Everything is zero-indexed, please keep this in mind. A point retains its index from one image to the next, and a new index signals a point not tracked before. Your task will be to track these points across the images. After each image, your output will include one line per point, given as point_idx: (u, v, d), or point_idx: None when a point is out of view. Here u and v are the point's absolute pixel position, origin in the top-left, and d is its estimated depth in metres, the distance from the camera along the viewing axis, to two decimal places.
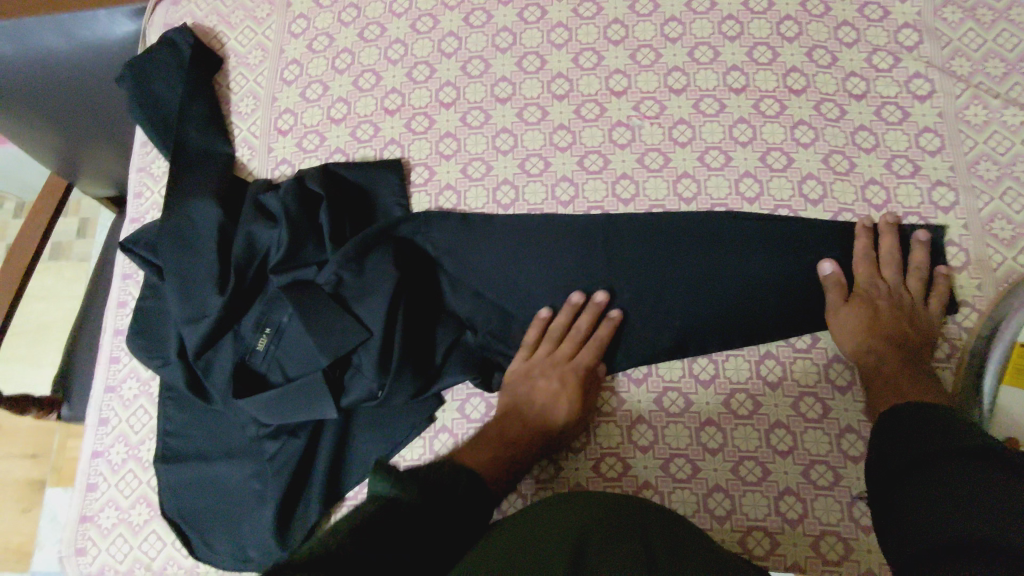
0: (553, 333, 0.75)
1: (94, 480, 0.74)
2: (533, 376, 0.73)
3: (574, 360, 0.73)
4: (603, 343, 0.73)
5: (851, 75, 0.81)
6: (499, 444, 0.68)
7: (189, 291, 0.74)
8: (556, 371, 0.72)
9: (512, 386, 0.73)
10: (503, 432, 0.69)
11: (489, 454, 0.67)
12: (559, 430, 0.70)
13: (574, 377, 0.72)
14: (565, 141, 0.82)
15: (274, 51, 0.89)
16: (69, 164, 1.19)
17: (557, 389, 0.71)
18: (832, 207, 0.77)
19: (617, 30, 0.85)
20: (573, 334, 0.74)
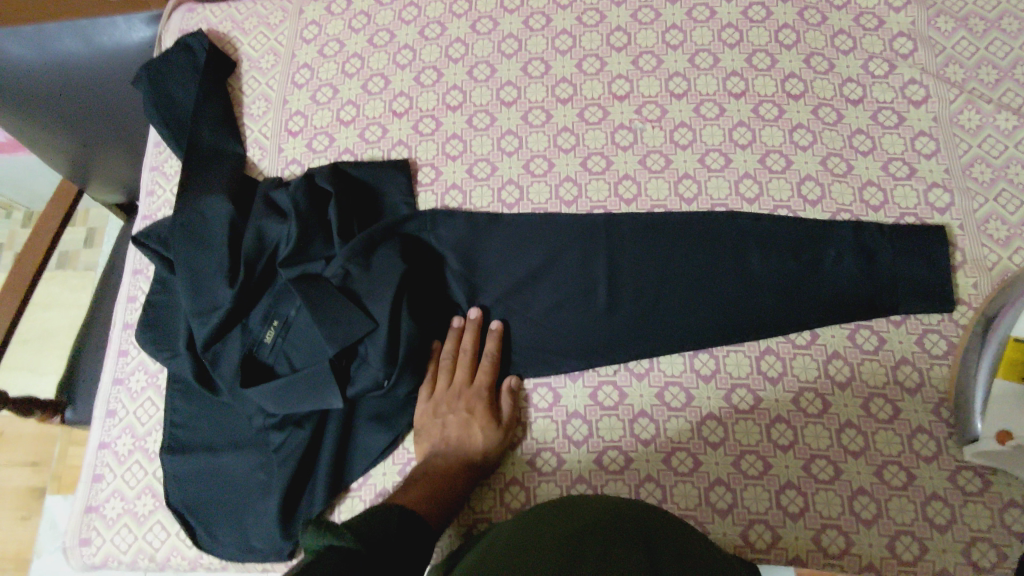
0: (444, 363, 0.75)
1: (100, 470, 0.75)
2: (438, 411, 0.72)
3: (474, 385, 0.73)
4: (494, 362, 0.74)
5: (847, 81, 0.83)
6: (433, 479, 0.67)
7: (200, 284, 0.75)
8: (458, 403, 0.72)
9: (423, 424, 0.72)
10: (427, 467, 0.68)
11: (422, 489, 0.65)
12: (480, 458, 0.70)
13: (479, 402, 0.72)
14: (569, 143, 0.84)
15: (286, 55, 0.91)
16: (81, 169, 1.22)
17: (466, 417, 0.71)
18: (831, 208, 0.78)
19: (620, 38, 0.88)
20: (461, 359, 0.74)
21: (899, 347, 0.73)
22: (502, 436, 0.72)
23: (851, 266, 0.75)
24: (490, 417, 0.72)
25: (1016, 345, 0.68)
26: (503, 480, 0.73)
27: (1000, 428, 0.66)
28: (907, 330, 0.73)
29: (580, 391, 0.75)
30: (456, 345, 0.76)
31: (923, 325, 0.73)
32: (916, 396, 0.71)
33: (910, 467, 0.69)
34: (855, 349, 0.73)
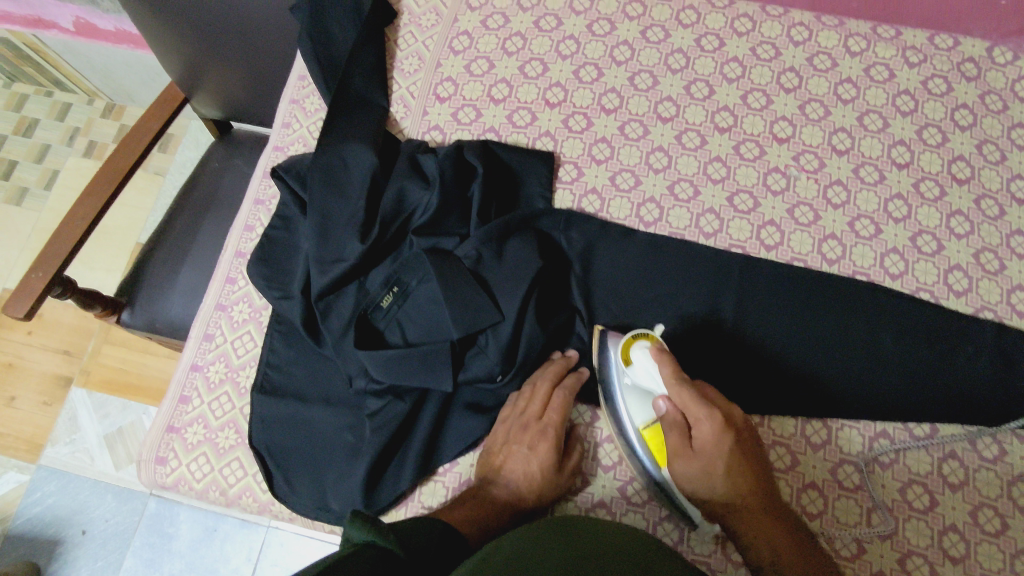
0: (524, 389, 0.70)
1: (187, 393, 0.74)
2: (500, 440, 0.69)
3: (543, 419, 0.68)
4: (567, 399, 0.68)
5: (1017, 177, 0.80)
6: (480, 506, 0.64)
7: (328, 232, 0.73)
8: (523, 436, 0.68)
9: (492, 446, 0.69)
10: (480, 493, 0.66)
11: (467, 512, 0.63)
12: (533, 497, 0.66)
13: (545, 440, 0.67)
14: (719, 174, 0.81)
15: (448, 19, 0.89)
16: (198, 78, 1.20)
17: (527, 453, 0.67)
18: (975, 303, 0.75)
19: (791, 78, 0.85)
20: (539, 390, 0.69)
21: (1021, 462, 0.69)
22: (560, 481, 0.67)
23: (986, 369, 0.72)
24: (554, 459, 0.67)
25: (653, 434, 0.65)
26: (590, 500, 0.70)
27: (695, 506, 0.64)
28: None
29: None
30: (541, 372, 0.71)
31: None
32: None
33: None
34: (974, 454, 0.70)
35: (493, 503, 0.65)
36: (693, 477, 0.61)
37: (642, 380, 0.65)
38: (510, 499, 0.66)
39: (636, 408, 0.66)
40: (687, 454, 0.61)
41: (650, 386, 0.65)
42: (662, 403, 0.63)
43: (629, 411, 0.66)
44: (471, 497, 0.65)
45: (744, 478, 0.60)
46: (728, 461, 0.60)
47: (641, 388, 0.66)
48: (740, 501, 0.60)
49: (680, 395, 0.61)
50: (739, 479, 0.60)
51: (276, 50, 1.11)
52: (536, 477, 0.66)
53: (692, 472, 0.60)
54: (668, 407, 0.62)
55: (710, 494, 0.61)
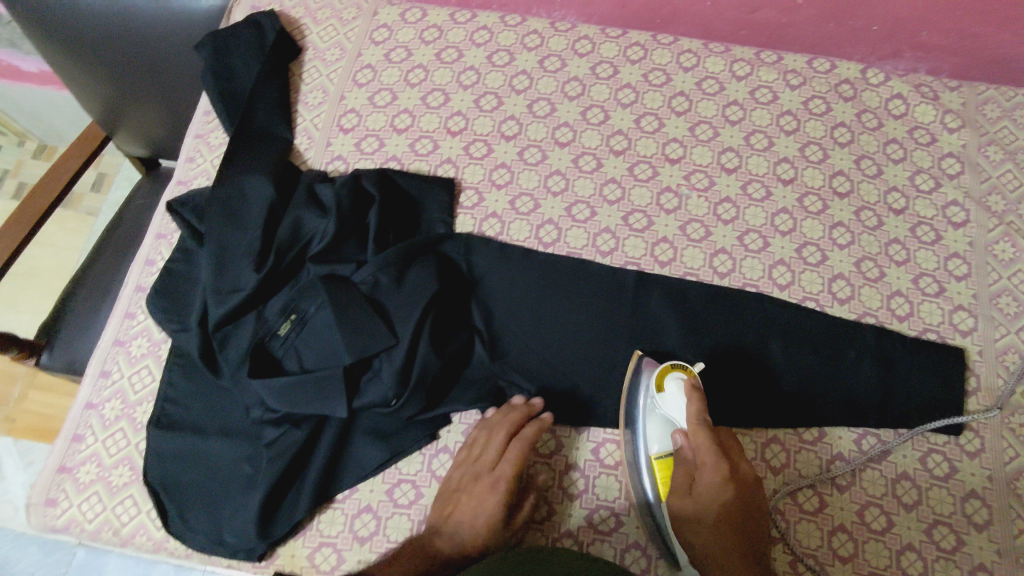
0: (483, 430, 0.70)
1: (81, 431, 0.73)
2: (453, 486, 0.69)
3: (496, 471, 0.68)
4: (524, 451, 0.68)
5: (893, 189, 0.85)
6: (417, 565, 0.64)
7: (224, 262, 0.74)
8: (475, 484, 0.68)
9: (444, 495, 0.68)
10: (422, 547, 0.65)
11: (398, 575, 0.62)
12: (475, 549, 0.65)
13: (493, 494, 0.66)
14: (614, 195, 0.84)
15: (352, 53, 0.91)
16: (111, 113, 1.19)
17: (475, 506, 0.66)
18: (858, 309, 0.79)
19: (682, 102, 0.89)
20: (496, 433, 0.69)
21: (903, 460, 0.73)
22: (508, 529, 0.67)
23: (868, 372, 0.76)
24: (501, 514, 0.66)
25: (664, 463, 0.69)
26: None
27: (680, 547, 0.67)
28: (911, 445, 0.73)
29: (583, 443, 0.74)
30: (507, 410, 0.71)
31: (930, 443, 0.73)
32: (911, 512, 0.71)
33: None
34: (860, 455, 0.73)
35: (431, 562, 0.64)
36: (685, 518, 0.65)
37: (667, 410, 0.70)
38: (455, 553, 0.65)
39: (655, 436, 0.70)
40: (689, 505, 0.65)
41: (671, 415, 0.70)
42: (680, 440, 0.68)
43: (647, 436, 0.71)
44: (410, 555, 0.65)
45: (732, 527, 0.63)
46: (723, 502, 0.63)
47: (662, 414, 0.70)
48: (727, 558, 0.62)
49: (698, 435, 0.65)
50: (733, 494, 0.63)
51: (190, 95, 1.11)
52: (480, 526, 0.65)
53: (689, 520, 0.64)
54: (683, 442, 0.67)
55: (712, 549, 0.63)
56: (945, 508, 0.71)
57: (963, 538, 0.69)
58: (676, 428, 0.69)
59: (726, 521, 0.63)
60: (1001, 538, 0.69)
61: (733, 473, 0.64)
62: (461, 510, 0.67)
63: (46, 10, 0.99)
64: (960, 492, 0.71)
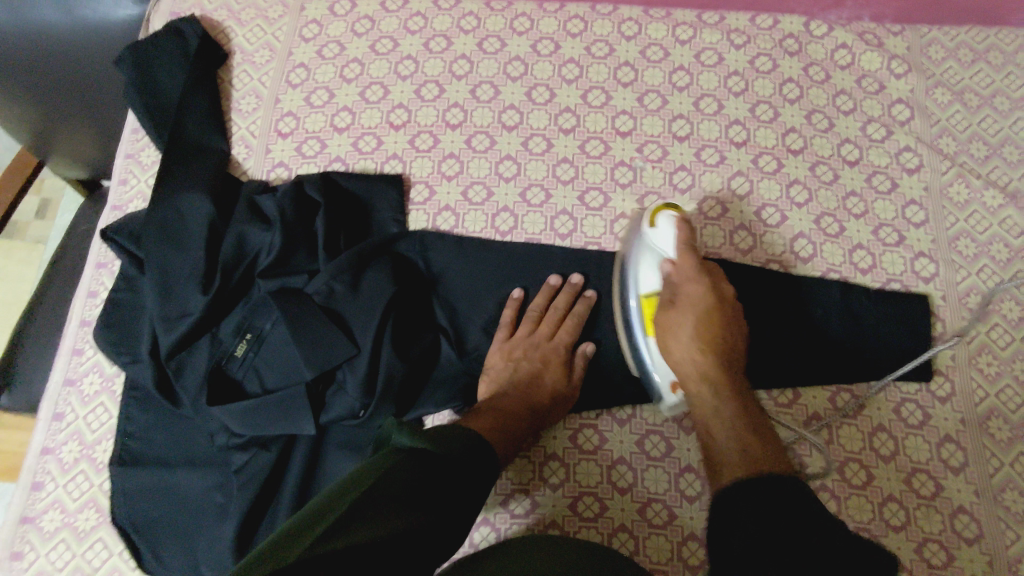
0: (531, 316, 0.75)
1: (39, 479, 0.70)
2: (516, 353, 0.72)
3: (554, 341, 0.73)
4: (577, 325, 0.73)
5: (846, 142, 0.84)
6: (495, 413, 0.66)
7: (170, 288, 0.71)
8: (539, 346, 0.72)
9: (493, 367, 0.72)
10: (489, 402, 0.68)
11: (490, 420, 0.65)
12: (541, 407, 0.69)
13: (556, 357, 0.72)
14: (568, 175, 0.82)
15: (282, 53, 0.87)
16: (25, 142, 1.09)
17: (540, 366, 0.71)
18: (821, 266, 0.79)
19: (627, 73, 0.87)
20: (551, 315, 0.74)
21: (877, 413, 0.73)
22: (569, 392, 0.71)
23: (835, 328, 0.76)
24: (564, 371, 0.72)
25: (649, 302, 0.68)
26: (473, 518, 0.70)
27: (668, 377, 0.67)
28: (885, 396, 0.74)
29: (560, 431, 0.73)
30: (548, 301, 0.76)
31: (903, 392, 0.74)
32: (888, 463, 0.71)
33: (878, 535, 0.69)
34: (836, 412, 0.73)
35: (503, 409, 0.66)
36: (673, 328, 0.64)
37: (659, 243, 0.69)
38: (527, 397, 0.68)
39: (648, 272, 0.69)
40: (676, 319, 0.64)
41: (660, 249, 0.69)
42: (668, 268, 0.67)
43: (639, 275, 0.70)
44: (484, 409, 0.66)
45: (716, 356, 0.62)
46: (706, 308, 0.64)
47: (654, 249, 0.70)
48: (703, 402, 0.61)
49: (688, 284, 0.66)
50: (713, 326, 0.63)
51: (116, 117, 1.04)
52: (545, 390, 0.69)
53: (677, 322, 0.64)
54: (670, 269, 0.67)
55: (690, 370, 0.63)
56: (920, 455, 0.71)
57: (941, 483, 0.70)
58: (661, 257, 0.69)
59: (716, 380, 0.62)
60: (978, 479, 0.71)
61: (715, 314, 0.64)
62: (527, 366, 0.71)
63: None
64: (934, 437, 0.72)
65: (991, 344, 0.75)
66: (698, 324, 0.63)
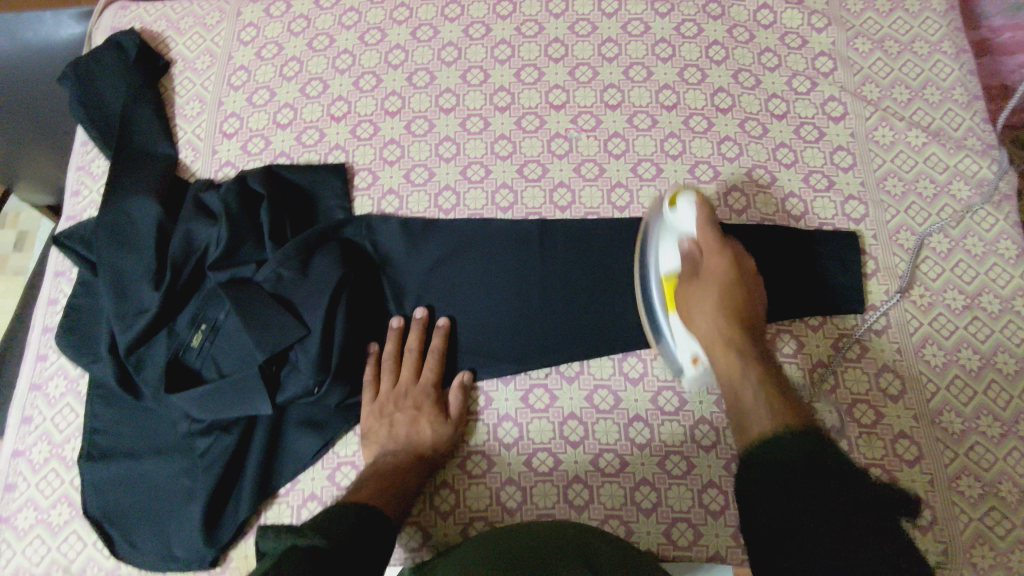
0: (389, 362, 0.75)
1: (12, 480, 0.72)
2: (386, 407, 0.73)
3: (420, 382, 0.74)
4: (440, 359, 0.75)
5: (772, 97, 0.87)
6: (382, 479, 0.67)
7: (125, 288, 0.74)
8: (409, 393, 0.73)
9: (370, 424, 0.72)
10: (378, 464, 0.69)
11: (379, 485, 0.66)
12: (429, 453, 0.71)
13: (427, 399, 0.73)
14: (506, 151, 0.85)
15: (223, 57, 0.90)
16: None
17: (414, 414, 0.72)
18: (754, 217, 0.81)
19: (557, 49, 0.90)
20: (408, 358, 0.75)
21: (814, 350, 0.76)
22: (451, 429, 0.72)
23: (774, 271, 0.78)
24: (438, 411, 0.73)
25: (669, 280, 0.69)
26: (432, 483, 0.73)
27: (693, 350, 0.68)
28: (823, 335, 0.77)
29: (512, 393, 0.76)
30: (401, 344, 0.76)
31: (839, 329, 0.77)
32: (828, 398, 0.74)
33: None
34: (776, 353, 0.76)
35: (392, 471, 0.68)
36: (695, 303, 0.66)
37: (680, 225, 0.69)
38: (410, 459, 0.69)
39: (669, 253, 0.69)
40: (697, 293, 0.66)
41: (682, 230, 0.69)
42: (688, 244, 0.68)
43: (660, 255, 0.70)
44: (371, 475, 0.67)
45: (738, 335, 0.63)
46: (728, 281, 0.66)
47: (673, 229, 0.70)
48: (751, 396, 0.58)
49: (707, 235, 0.67)
50: (733, 308, 0.65)
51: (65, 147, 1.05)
52: (427, 435, 0.71)
53: (701, 295, 0.66)
54: (691, 246, 0.68)
55: (710, 335, 0.64)
56: (858, 386, 0.74)
57: (881, 411, 0.73)
58: (683, 237, 0.69)
59: (735, 323, 0.64)
60: (916, 405, 0.73)
61: (734, 288, 0.66)
62: (401, 421, 0.71)
63: None
64: (871, 368, 0.75)
65: (923, 277, 0.78)
66: (728, 311, 0.64)
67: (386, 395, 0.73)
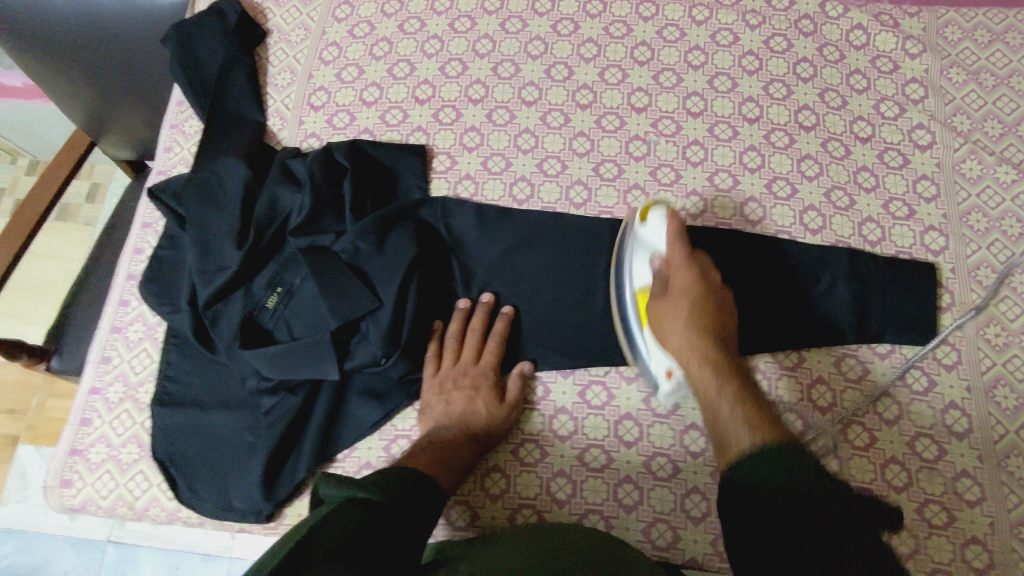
0: (451, 343, 0.77)
1: (88, 415, 0.76)
2: (445, 384, 0.74)
3: (479, 364, 0.75)
4: (501, 343, 0.76)
5: (858, 119, 0.86)
6: (435, 451, 0.68)
7: (209, 244, 0.76)
8: (467, 372, 0.74)
9: (429, 399, 0.74)
10: (432, 435, 0.70)
11: (431, 457, 0.67)
12: (482, 432, 0.71)
13: (483, 380, 0.74)
14: (584, 148, 0.86)
15: (317, 32, 0.93)
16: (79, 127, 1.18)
17: (469, 393, 0.73)
18: (830, 238, 0.81)
19: (644, 52, 0.90)
20: (470, 339, 0.76)
21: (880, 378, 0.75)
22: (506, 412, 0.73)
23: (844, 293, 0.78)
24: (494, 393, 0.74)
25: (643, 294, 0.72)
26: (485, 466, 0.74)
27: (666, 364, 0.69)
28: (891, 364, 0.75)
29: (570, 387, 0.76)
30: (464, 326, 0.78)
31: (909, 360, 0.75)
32: (892, 428, 0.73)
33: (881, 496, 0.71)
34: (840, 377, 0.75)
35: (445, 444, 0.69)
36: (665, 309, 0.68)
37: (649, 238, 0.73)
38: (463, 436, 0.70)
39: (642, 268, 0.72)
40: (666, 310, 0.68)
41: (655, 245, 0.72)
42: (658, 262, 0.71)
43: (633, 272, 0.73)
44: (424, 446, 0.69)
45: (708, 344, 0.65)
46: (698, 293, 0.67)
47: (646, 245, 0.73)
48: (716, 410, 0.61)
49: (676, 241, 0.70)
50: (704, 324, 0.66)
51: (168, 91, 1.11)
52: (481, 413, 0.72)
53: (670, 313, 0.68)
54: (662, 266, 0.71)
55: (682, 352, 0.66)
56: (924, 419, 0.73)
57: (944, 447, 0.72)
58: (653, 253, 0.72)
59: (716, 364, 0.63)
60: (982, 444, 0.72)
61: (704, 296, 0.67)
62: (458, 399, 0.73)
63: (26, 26, 1.00)
64: (939, 403, 0.74)
65: (1000, 316, 0.77)
66: (694, 321, 0.66)
67: (446, 373, 0.75)
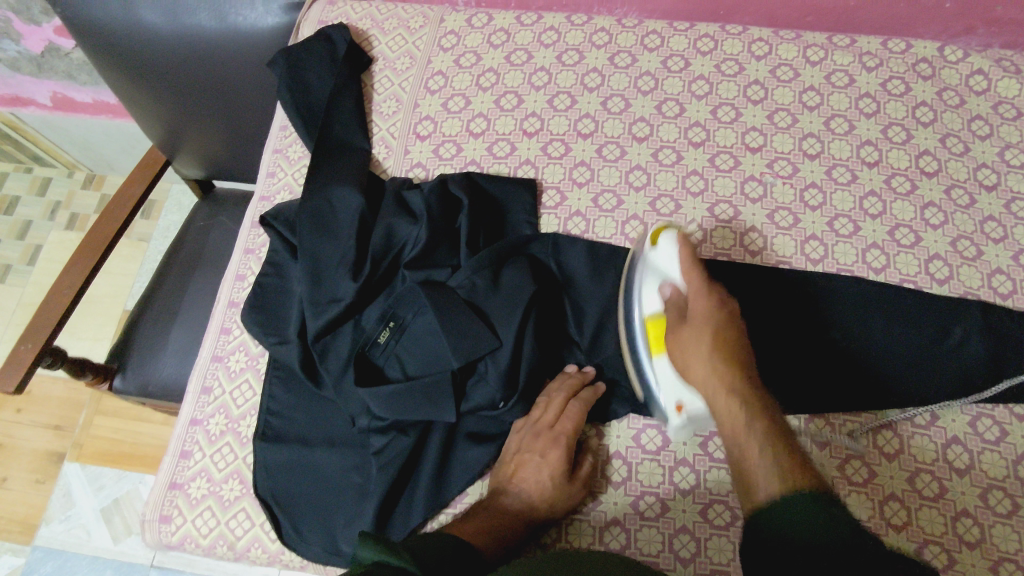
0: (540, 399, 0.72)
1: (188, 448, 0.74)
2: (521, 444, 0.70)
3: (557, 428, 0.69)
4: (582, 410, 0.70)
5: (982, 166, 0.83)
6: (491, 518, 0.65)
7: (321, 275, 0.74)
8: (542, 436, 0.69)
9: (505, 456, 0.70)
10: (495, 500, 0.67)
11: (482, 523, 0.64)
12: (547, 505, 0.66)
13: (557, 448, 0.68)
14: (697, 187, 0.83)
15: (422, 61, 0.92)
16: (156, 140, 1.17)
17: (540, 461, 0.67)
18: (959, 289, 0.77)
19: (757, 91, 0.88)
20: (554, 399, 0.71)
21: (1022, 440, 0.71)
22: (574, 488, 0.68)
23: (978, 348, 0.74)
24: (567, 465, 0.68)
25: (653, 322, 0.68)
26: (602, 518, 0.70)
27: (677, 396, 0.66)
28: None
29: (690, 437, 0.72)
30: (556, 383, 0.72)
31: None
32: None
33: None
34: (977, 437, 0.71)
35: (505, 513, 0.65)
36: (682, 348, 0.63)
37: (660, 261, 0.69)
38: (523, 506, 0.66)
39: (651, 294, 0.69)
40: (682, 340, 0.64)
41: (668, 271, 0.69)
42: (669, 290, 0.67)
43: (643, 297, 0.69)
44: (483, 509, 0.66)
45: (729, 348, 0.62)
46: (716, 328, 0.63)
47: (655, 269, 0.70)
48: (740, 423, 0.57)
49: (692, 274, 0.66)
50: (726, 340, 0.62)
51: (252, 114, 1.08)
52: (548, 486, 0.66)
53: (691, 340, 0.63)
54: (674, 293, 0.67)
55: (704, 384, 0.61)
56: None
57: None
58: (665, 280, 0.68)
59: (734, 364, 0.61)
60: None
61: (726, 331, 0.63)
62: (529, 466, 0.68)
63: (120, 40, 0.97)
64: None
65: None
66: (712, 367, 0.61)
67: (524, 431, 0.70)
